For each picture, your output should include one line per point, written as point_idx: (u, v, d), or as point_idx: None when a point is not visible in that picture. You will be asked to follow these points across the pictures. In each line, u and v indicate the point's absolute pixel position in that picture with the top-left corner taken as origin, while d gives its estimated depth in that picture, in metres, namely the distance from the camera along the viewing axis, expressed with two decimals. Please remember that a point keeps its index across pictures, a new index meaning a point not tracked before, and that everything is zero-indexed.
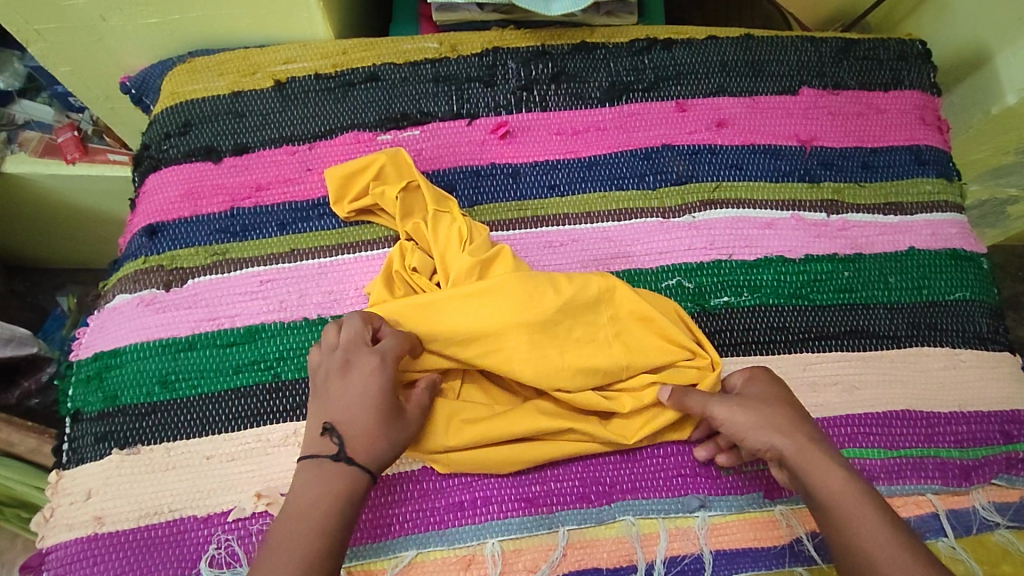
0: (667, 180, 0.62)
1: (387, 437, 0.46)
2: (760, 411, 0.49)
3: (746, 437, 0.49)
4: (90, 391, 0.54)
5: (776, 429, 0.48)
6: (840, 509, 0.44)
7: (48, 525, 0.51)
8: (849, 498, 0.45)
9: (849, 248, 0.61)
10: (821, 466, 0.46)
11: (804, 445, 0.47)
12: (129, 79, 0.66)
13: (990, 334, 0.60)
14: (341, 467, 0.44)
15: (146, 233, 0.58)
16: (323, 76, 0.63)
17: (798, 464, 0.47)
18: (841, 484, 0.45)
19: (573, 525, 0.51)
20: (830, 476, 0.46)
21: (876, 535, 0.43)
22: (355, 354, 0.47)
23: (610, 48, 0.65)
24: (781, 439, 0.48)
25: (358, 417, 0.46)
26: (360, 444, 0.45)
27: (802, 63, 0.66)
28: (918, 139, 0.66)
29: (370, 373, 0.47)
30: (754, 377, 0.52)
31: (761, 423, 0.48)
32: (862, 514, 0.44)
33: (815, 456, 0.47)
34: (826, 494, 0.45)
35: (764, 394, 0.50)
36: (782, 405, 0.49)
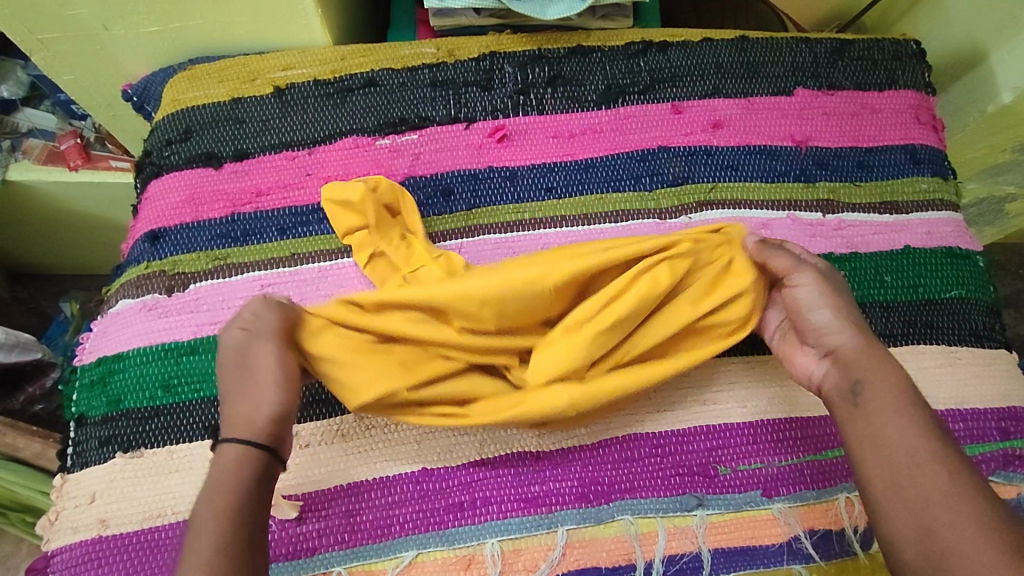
0: (663, 182, 0.62)
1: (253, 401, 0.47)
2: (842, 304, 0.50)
3: (818, 315, 0.50)
4: (93, 395, 0.55)
5: (847, 325, 0.50)
6: (877, 406, 0.46)
7: (54, 528, 0.52)
8: (894, 397, 0.46)
9: (844, 247, 0.61)
10: (879, 369, 0.47)
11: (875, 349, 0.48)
12: (130, 88, 0.67)
13: (986, 332, 0.61)
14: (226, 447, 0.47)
15: (148, 239, 0.59)
16: (322, 82, 0.63)
17: (865, 360, 0.48)
18: (894, 390, 0.46)
19: (573, 524, 0.51)
20: (889, 380, 0.47)
21: (912, 439, 0.44)
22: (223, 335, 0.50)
23: (606, 51, 0.66)
24: (853, 329, 0.49)
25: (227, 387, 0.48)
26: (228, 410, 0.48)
27: (796, 64, 0.67)
28: (913, 138, 0.66)
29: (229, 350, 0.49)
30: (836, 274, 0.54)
31: (840, 315, 0.50)
32: (906, 422, 0.45)
33: (882, 361, 0.48)
34: (876, 393, 0.46)
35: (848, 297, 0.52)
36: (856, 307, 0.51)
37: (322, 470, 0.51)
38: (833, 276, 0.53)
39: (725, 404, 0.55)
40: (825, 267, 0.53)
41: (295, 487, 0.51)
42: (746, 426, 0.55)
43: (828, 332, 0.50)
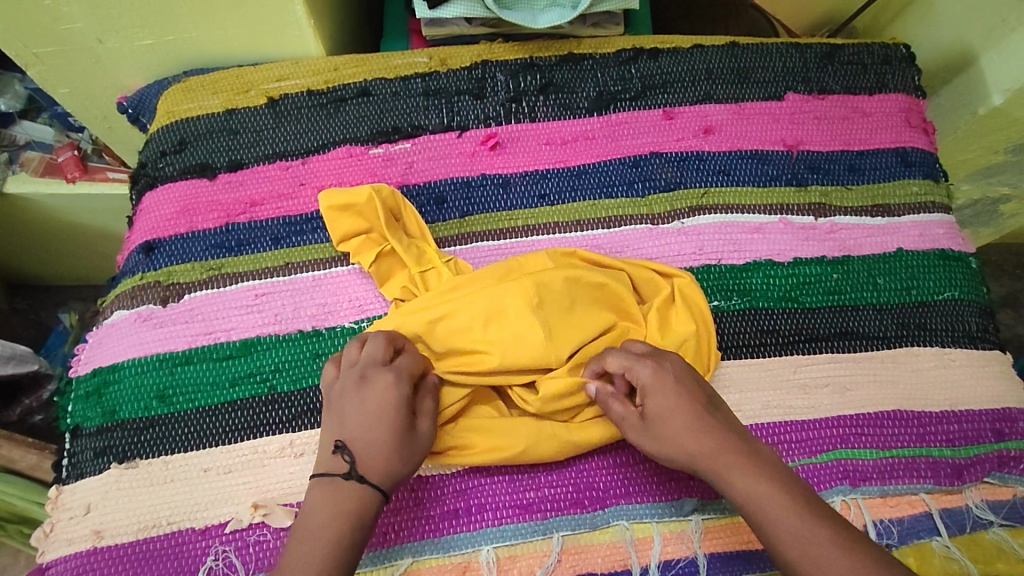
0: (655, 188, 0.62)
1: (401, 453, 0.47)
2: (667, 423, 0.48)
3: (655, 449, 0.48)
4: (89, 406, 0.55)
5: (678, 441, 0.47)
6: (766, 517, 0.44)
7: (49, 540, 0.52)
8: (767, 502, 0.44)
9: (837, 250, 0.61)
10: (730, 469, 0.46)
11: (708, 451, 0.46)
12: (126, 100, 0.67)
13: (980, 333, 0.61)
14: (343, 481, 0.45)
15: (143, 250, 0.59)
16: (316, 92, 0.64)
17: (710, 475, 0.46)
18: (748, 482, 0.45)
19: (568, 530, 0.51)
20: (736, 477, 0.45)
21: (786, 527, 0.43)
22: (372, 371, 0.48)
23: (597, 58, 0.66)
24: (690, 446, 0.47)
25: (369, 433, 0.47)
26: (370, 457, 0.46)
27: (787, 69, 0.67)
28: (904, 141, 0.66)
29: (387, 390, 0.48)
30: (662, 366, 0.50)
31: (667, 435, 0.48)
32: (776, 514, 0.44)
33: (724, 462, 0.46)
34: (738, 496, 0.45)
35: (670, 407, 0.48)
36: (681, 407, 0.48)
37: None
38: (650, 380, 0.49)
39: None
40: (646, 374, 0.49)
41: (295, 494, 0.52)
42: None
43: (675, 458, 0.48)
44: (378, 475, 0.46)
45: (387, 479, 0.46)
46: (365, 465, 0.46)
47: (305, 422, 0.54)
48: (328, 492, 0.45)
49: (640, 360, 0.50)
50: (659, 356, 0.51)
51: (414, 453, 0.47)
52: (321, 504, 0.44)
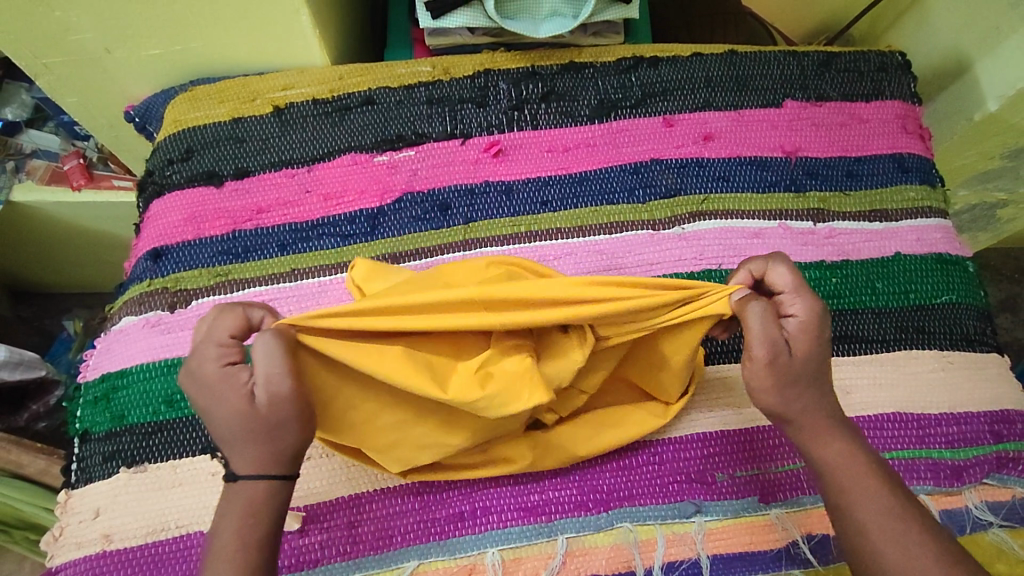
0: (656, 194, 0.63)
1: (256, 433, 0.42)
2: (801, 367, 0.45)
3: (766, 389, 0.46)
4: (97, 411, 0.56)
5: (793, 391, 0.45)
6: (847, 483, 0.45)
7: (58, 543, 0.52)
8: (853, 472, 0.45)
9: (836, 255, 0.62)
10: (824, 433, 0.46)
11: (815, 411, 0.46)
12: (133, 109, 0.68)
13: (977, 336, 0.62)
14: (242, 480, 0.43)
15: (151, 257, 0.60)
16: (321, 101, 0.65)
17: (807, 431, 0.46)
18: (843, 450, 0.46)
19: (572, 532, 0.52)
20: (831, 442, 0.46)
21: (866, 498, 0.44)
22: (196, 366, 0.44)
23: (598, 67, 0.67)
24: (804, 399, 0.46)
25: (216, 424, 0.43)
26: (229, 449, 0.43)
27: (785, 77, 0.68)
28: (901, 147, 0.67)
29: (212, 383, 0.43)
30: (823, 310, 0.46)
31: (792, 384, 0.45)
32: (861, 485, 0.45)
33: (825, 425, 0.46)
34: (824, 458, 0.46)
35: (809, 354, 0.45)
36: (816, 358, 0.45)
37: (323, 482, 0.52)
38: (805, 323, 0.45)
39: (720, 411, 0.56)
40: (802, 315, 0.45)
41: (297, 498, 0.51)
42: (742, 433, 0.55)
43: (779, 405, 0.46)
44: (246, 464, 0.43)
45: (262, 463, 0.43)
46: (232, 459, 0.43)
47: None
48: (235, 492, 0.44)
49: (799, 295, 0.45)
50: (818, 298, 0.46)
51: (268, 425, 0.42)
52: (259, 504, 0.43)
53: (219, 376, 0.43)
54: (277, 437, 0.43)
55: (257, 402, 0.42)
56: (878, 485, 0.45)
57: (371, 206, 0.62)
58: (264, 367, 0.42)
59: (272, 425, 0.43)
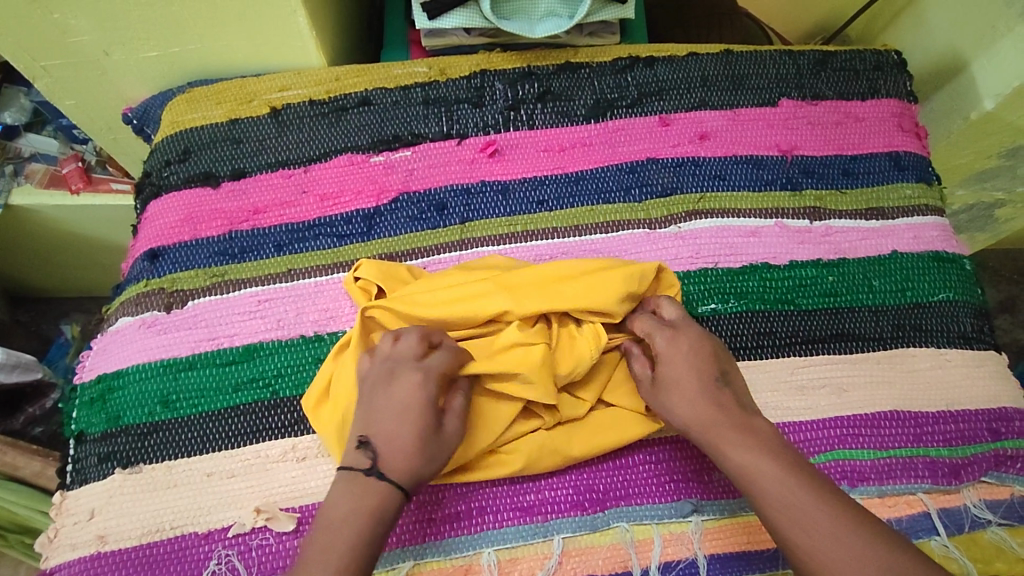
0: (652, 193, 0.63)
1: (422, 452, 0.45)
2: (674, 390, 0.49)
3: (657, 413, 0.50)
4: (93, 412, 0.56)
5: (674, 409, 0.49)
6: (762, 485, 0.44)
7: (53, 545, 0.52)
8: (758, 469, 0.45)
9: (832, 253, 0.62)
10: (727, 440, 0.46)
11: (709, 422, 0.47)
12: (130, 111, 0.68)
13: (975, 334, 0.61)
14: (377, 484, 0.43)
15: (148, 257, 0.60)
16: (317, 102, 0.65)
17: (705, 443, 0.47)
18: (746, 452, 0.46)
19: (568, 532, 0.52)
20: (731, 449, 0.46)
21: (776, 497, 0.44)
22: (402, 366, 0.47)
23: (594, 67, 0.67)
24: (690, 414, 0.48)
25: (396, 429, 0.45)
26: (392, 457, 0.44)
27: (780, 76, 0.68)
28: (897, 145, 0.67)
29: (413, 390, 0.46)
30: (678, 334, 0.50)
31: (673, 404, 0.49)
32: (773, 481, 0.44)
33: (727, 432, 0.47)
34: (732, 468, 0.46)
35: (677, 374, 0.49)
36: (689, 376, 0.49)
37: (318, 483, 0.53)
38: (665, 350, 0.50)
39: None
40: (663, 344, 0.50)
41: (294, 499, 0.52)
42: None
43: (674, 422, 0.49)
44: (396, 470, 0.44)
45: (403, 476, 0.44)
46: (385, 459, 0.44)
47: (307, 426, 0.55)
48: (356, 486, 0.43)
49: (654, 331, 0.51)
50: (677, 325, 0.51)
51: (434, 452, 0.45)
52: (342, 498, 0.43)
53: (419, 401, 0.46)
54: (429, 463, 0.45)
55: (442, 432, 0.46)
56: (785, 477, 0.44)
57: (367, 206, 0.62)
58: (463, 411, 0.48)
59: (433, 454, 0.45)
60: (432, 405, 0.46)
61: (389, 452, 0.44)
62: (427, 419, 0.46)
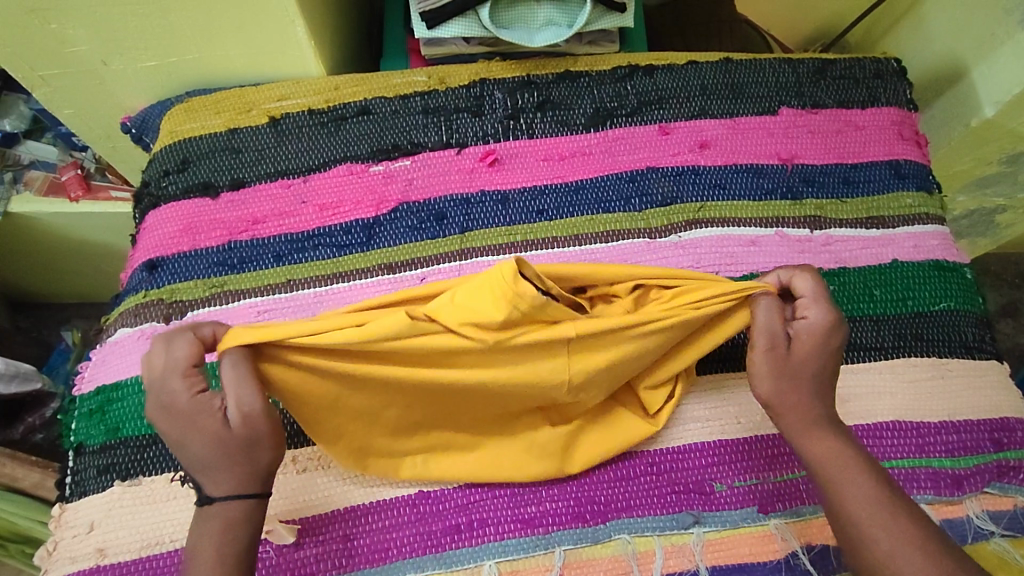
0: (652, 203, 0.63)
1: (225, 457, 0.45)
2: (794, 371, 0.50)
3: (761, 379, 0.50)
4: (92, 424, 0.56)
5: (782, 385, 0.49)
6: (835, 476, 0.47)
7: (53, 558, 0.52)
8: (839, 461, 0.48)
9: (833, 262, 0.62)
10: (812, 430, 0.49)
11: (804, 410, 0.49)
12: (129, 120, 0.68)
13: (977, 343, 0.61)
14: (212, 505, 0.45)
15: (147, 268, 0.60)
16: (316, 111, 0.65)
17: (795, 427, 0.49)
18: (829, 444, 0.48)
19: (570, 544, 0.51)
20: (818, 438, 0.49)
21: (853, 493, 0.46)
22: (168, 381, 0.45)
23: (593, 75, 0.67)
24: (794, 395, 0.49)
25: (189, 447, 0.45)
26: (202, 473, 0.45)
27: (780, 85, 0.68)
28: (897, 153, 0.67)
29: (181, 406, 0.45)
30: (836, 320, 0.50)
31: (785, 382, 0.49)
32: (848, 476, 0.47)
33: (817, 422, 0.49)
34: (812, 455, 0.49)
35: (806, 357, 0.50)
36: (817, 361, 0.50)
37: (306, 497, 0.52)
38: (818, 324, 0.50)
39: (718, 421, 0.55)
40: (806, 325, 0.50)
41: (282, 512, 0.51)
42: (740, 442, 0.55)
43: (770, 396, 0.50)
44: (216, 487, 0.45)
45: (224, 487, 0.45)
46: (203, 481, 0.45)
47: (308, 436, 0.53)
48: (198, 518, 0.45)
49: (816, 303, 0.50)
50: (838, 311, 0.50)
51: (242, 445, 0.45)
52: (200, 522, 0.45)
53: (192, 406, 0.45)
54: (253, 454, 0.45)
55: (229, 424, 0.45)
56: (863, 475, 0.47)
57: (367, 216, 0.62)
58: (235, 385, 0.45)
59: (250, 445, 0.45)
60: (207, 412, 0.45)
61: (198, 468, 0.45)
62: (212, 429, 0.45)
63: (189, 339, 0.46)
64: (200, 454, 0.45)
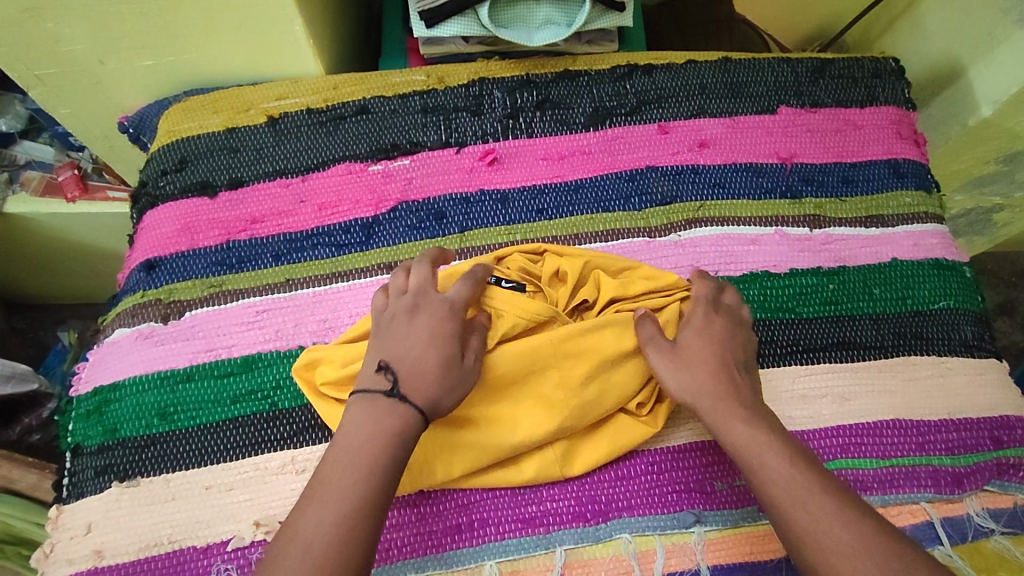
0: (651, 202, 0.63)
1: (440, 379, 0.47)
2: (692, 361, 0.50)
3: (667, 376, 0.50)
4: (89, 425, 0.55)
5: (686, 376, 0.50)
6: (759, 458, 0.46)
7: (49, 560, 0.52)
8: (761, 446, 0.46)
9: (832, 261, 0.62)
10: (729, 417, 0.48)
11: (716, 396, 0.49)
12: (126, 120, 0.68)
13: (976, 341, 0.61)
14: (397, 408, 0.45)
15: (144, 268, 0.60)
16: (315, 110, 0.65)
17: (711, 417, 0.48)
18: (749, 429, 0.47)
19: (570, 544, 0.51)
20: (735, 425, 0.48)
21: (769, 468, 0.45)
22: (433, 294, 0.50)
23: (593, 75, 0.67)
24: (703, 384, 0.49)
25: (423, 353, 0.47)
26: (411, 378, 0.46)
27: (778, 84, 0.68)
28: (896, 152, 0.67)
29: (441, 318, 0.49)
30: (714, 315, 0.53)
31: (689, 371, 0.50)
32: (770, 457, 0.46)
33: (733, 409, 0.48)
34: (733, 442, 0.47)
35: (698, 347, 0.51)
36: (711, 351, 0.51)
37: None
38: (697, 323, 0.52)
39: None
40: (699, 318, 0.53)
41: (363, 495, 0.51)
42: None
43: (678, 389, 0.50)
44: (420, 397, 0.46)
45: (423, 399, 0.46)
46: (407, 381, 0.46)
47: (308, 437, 0.54)
48: (371, 410, 0.45)
49: (698, 305, 0.53)
50: (716, 309, 0.54)
51: (457, 383, 0.47)
52: (363, 422, 0.45)
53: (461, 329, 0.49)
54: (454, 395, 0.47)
55: (464, 363, 0.48)
56: (785, 457, 0.46)
57: (366, 215, 0.62)
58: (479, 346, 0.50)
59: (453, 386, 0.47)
60: (458, 336, 0.48)
61: (410, 373, 0.46)
62: (454, 349, 0.48)
63: (473, 278, 0.51)
64: (426, 364, 0.47)
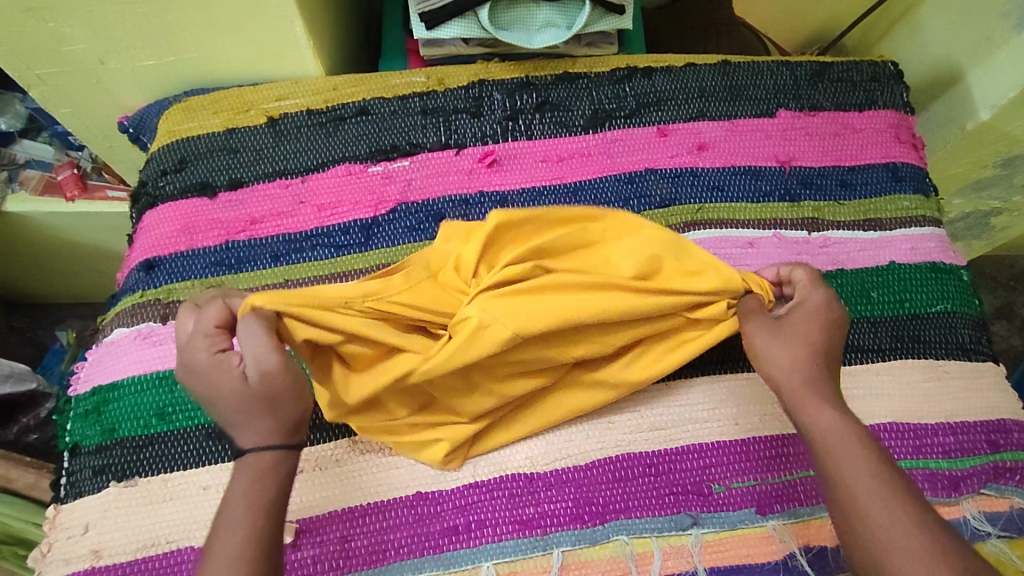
0: (651, 205, 0.63)
1: (254, 412, 0.44)
2: (793, 342, 0.50)
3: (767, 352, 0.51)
4: (88, 425, 0.55)
5: (785, 357, 0.50)
6: (839, 447, 0.46)
7: (46, 560, 0.52)
8: (840, 437, 0.47)
9: (830, 264, 0.62)
10: (814, 403, 0.48)
11: (807, 383, 0.49)
12: (126, 120, 0.68)
13: (973, 345, 0.61)
14: (246, 458, 0.44)
15: (144, 268, 0.60)
16: (315, 111, 0.65)
17: (797, 400, 0.49)
18: (833, 418, 0.48)
19: (568, 546, 0.51)
20: (822, 411, 0.48)
21: (851, 466, 0.45)
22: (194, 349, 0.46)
23: (592, 77, 0.67)
24: (797, 366, 0.50)
25: (218, 406, 0.44)
26: (235, 427, 0.44)
27: (778, 87, 0.69)
28: (894, 156, 0.67)
29: (213, 363, 0.45)
30: (826, 300, 0.52)
31: (786, 352, 0.50)
32: (848, 449, 0.46)
33: (820, 397, 0.49)
34: (816, 425, 0.48)
35: (810, 330, 0.51)
36: (819, 332, 0.51)
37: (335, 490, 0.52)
38: (817, 302, 0.52)
39: (716, 422, 0.56)
40: (814, 298, 0.52)
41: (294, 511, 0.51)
42: (739, 444, 0.55)
43: (772, 369, 0.50)
44: (253, 436, 0.44)
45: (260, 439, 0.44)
46: (235, 434, 0.44)
47: None
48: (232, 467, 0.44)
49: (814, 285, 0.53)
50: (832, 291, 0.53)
51: (270, 398, 0.44)
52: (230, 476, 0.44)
53: (218, 360, 0.45)
54: (277, 404, 0.44)
55: (248, 379, 0.44)
56: (865, 450, 0.46)
57: (365, 216, 0.62)
58: (251, 342, 0.44)
59: (272, 398, 0.44)
60: (230, 369, 0.44)
61: (233, 425, 0.44)
62: (240, 385, 0.44)
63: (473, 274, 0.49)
64: (227, 411, 0.44)
